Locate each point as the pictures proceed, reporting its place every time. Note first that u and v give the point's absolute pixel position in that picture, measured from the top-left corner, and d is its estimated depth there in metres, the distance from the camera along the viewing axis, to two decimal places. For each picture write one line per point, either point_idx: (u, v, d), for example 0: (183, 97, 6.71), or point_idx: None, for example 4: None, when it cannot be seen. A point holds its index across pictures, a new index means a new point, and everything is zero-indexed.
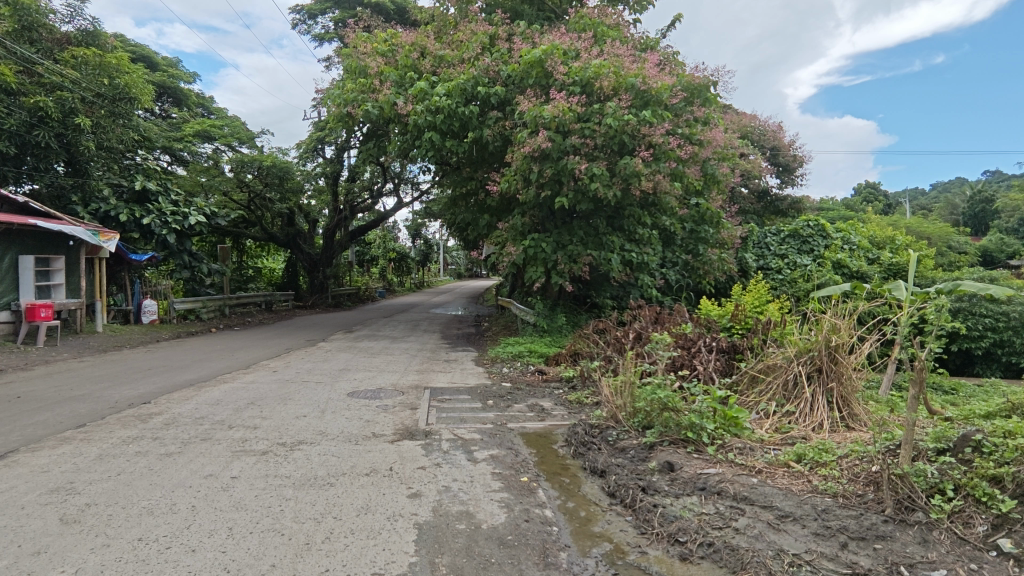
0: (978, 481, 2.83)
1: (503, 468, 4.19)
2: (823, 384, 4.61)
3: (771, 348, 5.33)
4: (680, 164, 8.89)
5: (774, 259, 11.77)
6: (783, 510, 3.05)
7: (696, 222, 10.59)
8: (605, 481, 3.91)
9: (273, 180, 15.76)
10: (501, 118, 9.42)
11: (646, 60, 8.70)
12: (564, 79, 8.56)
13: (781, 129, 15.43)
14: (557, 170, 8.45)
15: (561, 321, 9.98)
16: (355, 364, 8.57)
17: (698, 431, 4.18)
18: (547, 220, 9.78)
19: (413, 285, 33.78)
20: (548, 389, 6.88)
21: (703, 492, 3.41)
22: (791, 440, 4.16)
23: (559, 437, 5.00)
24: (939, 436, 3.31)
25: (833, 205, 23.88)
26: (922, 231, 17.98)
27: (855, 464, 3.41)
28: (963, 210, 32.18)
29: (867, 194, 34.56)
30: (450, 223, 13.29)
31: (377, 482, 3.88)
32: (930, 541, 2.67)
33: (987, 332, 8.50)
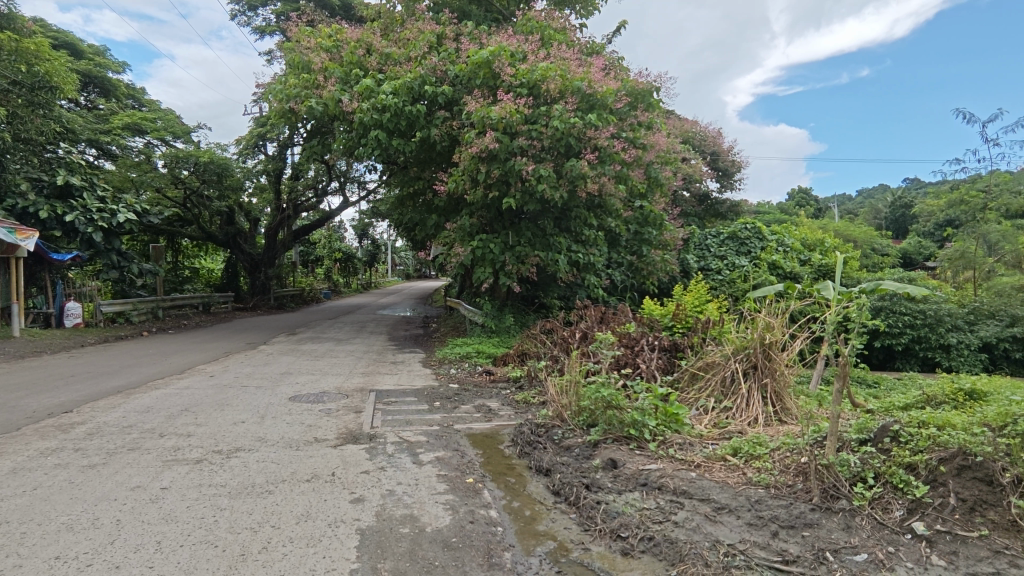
0: (896, 469, 3.02)
1: (449, 470, 4.16)
2: (759, 379, 4.81)
3: (710, 346, 5.52)
4: (624, 167, 9.10)
5: (714, 259, 12.19)
6: (720, 503, 3.16)
7: (640, 224, 10.82)
8: (549, 479, 3.94)
9: (211, 177, 15.09)
10: (449, 118, 9.38)
11: (592, 65, 8.85)
12: (511, 81, 8.58)
13: (720, 135, 16.02)
14: (505, 170, 8.48)
15: (509, 321, 10.02)
16: (297, 368, 8.33)
17: (640, 428, 4.28)
18: (494, 220, 9.80)
19: (360, 286, 33.12)
20: (495, 389, 6.89)
21: (644, 488, 3.49)
22: (728, 435, 4.32)
23: (505, 437, 5.02)
24: (861, 428, 3.51)
25: (769, 209, 24.99)
26: (850, 234, 19.03)
27: (786, 456, 3.58)
28: (886, 215, 34.28)
29: (800, 198, 36.34)
30: (398, 223, 13.11)
31: (319, 488, 3.77)
32: (853, 526, 2.82)
33: (906, 328, 9.07)
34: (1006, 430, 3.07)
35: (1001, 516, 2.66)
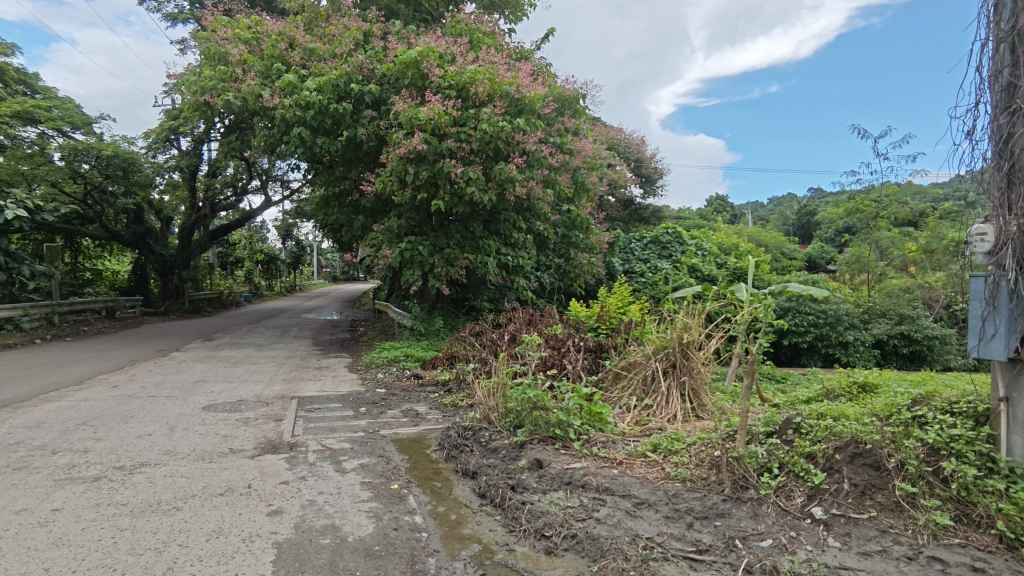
0: (797, 459, 3.23)
1: (373, 477, 4.06)
2: (677, 377, 5.03)
3: (632, 346, 5.70)
4: (552, 172, 9.25)
5: (638, 262, 12.63)
6: (640, 498, 3.26)
7: (567, 227, 11.04)
8: (476, 482, 3.94)
9: (116, 172, 14.01)
10: (377, 118, 9.21)
11: (520, 70, 8.93)
12: (440, 83, 8.54)
13: (644, 142, 16.61)
14: (433, 172, 8.41)
15: (438, 324, 9.94)
16: (213, 375, 7.88)
17: (565, 428, 4.37)
18: (423, 222, 9.68)
19: (284, 288, 31.82)
20: (424, 393, 6.81)
21: (568, 486, 3.55)
22: (649, 431, 4.48)
23: (432, 441, 4.96)
24: (769, 421, 3.72)
25: (689, 214, 26.25)
26: (762, 239, 20.25)
27: (701, 450, 3.75)
28: (793, 221, 36.75)
29: (718, 204, 38.27)
30: (323, 224, 12.70)
31: (233, 502, 3.58)
32: (760, 514, 2.98)
33: (811, 327, 9.75)
34: (892, 418, 3.36)
35: (887, 497, 2.91)
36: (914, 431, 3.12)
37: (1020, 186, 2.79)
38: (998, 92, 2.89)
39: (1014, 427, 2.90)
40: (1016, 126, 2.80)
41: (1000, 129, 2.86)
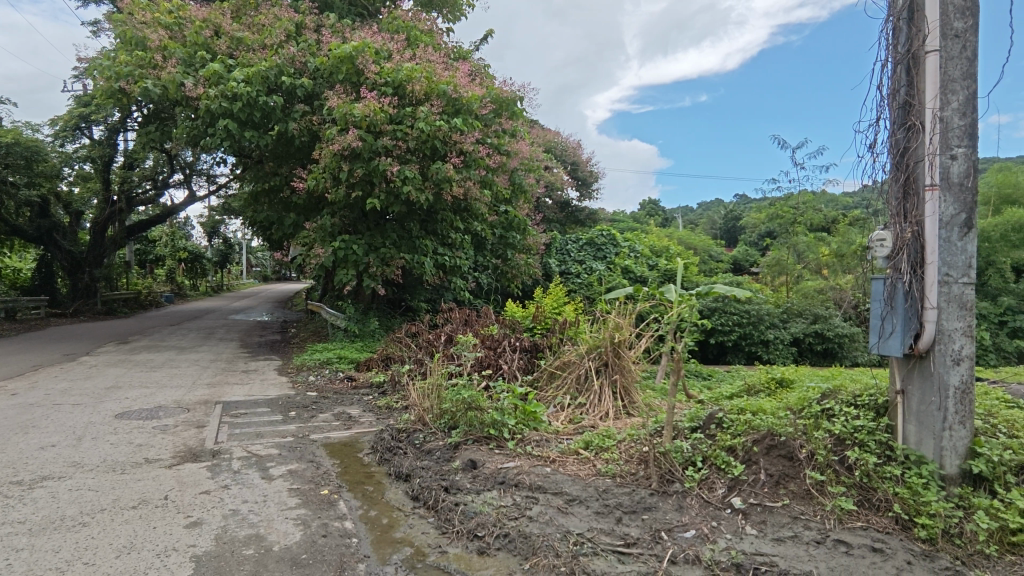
0: (719, 452, 3.38)
1: (302, 483, 3.94)
2: (609, 376, 5.17)
3: (566, 346, 5.81)
4: (489, 172, 9.24)
5: (574, 264, 12.87)
6: (571, 495, 3.33)
7: (504, 228, 11.09)
8: (409, 485, 3.89)
9: (16, 162, 12.77)
10: (309, 112, 8.95)
11: (458, 69, 8.89)
12: (376, 79, 8.40)
13: (580, 146, 16.93)
14: (368, 170, 8.26)
15: (373, 325, 9.76)
16: (128, 380, 7.39)
17: (499, 428, 4.40)
18: (358, 221, 9.47)
19: (210, 288, 30.24)
20: (357, 396, 6.67)
21: (502, 485, 3.57)
22: (582, 429, 4.57)
23: (364, 444, 4.86)
24: (693, 417, 3.89)
25: (623, 217, 27.03)
26: (691, 242, 21.11)
27: (630, 447, 3.86)
28: (720, 225, 38.47)
29: (651, 208, 39.51)
30: (252, 221, 12.17)
31: (147, 515, 3.37)
32: (684, 506, 3.11)
33: (735, 327, 10.23)
34: (804, 412, 3.59)
35: (799, 486, 3.10)
36: (823, 423, 3.35)
37: (914, 196, 3.06)
38: (896, 110, 3.17)
39: (909, 417, 3.16)
40: (911, 141, 3.08)
41: (899, 143, 3.14)
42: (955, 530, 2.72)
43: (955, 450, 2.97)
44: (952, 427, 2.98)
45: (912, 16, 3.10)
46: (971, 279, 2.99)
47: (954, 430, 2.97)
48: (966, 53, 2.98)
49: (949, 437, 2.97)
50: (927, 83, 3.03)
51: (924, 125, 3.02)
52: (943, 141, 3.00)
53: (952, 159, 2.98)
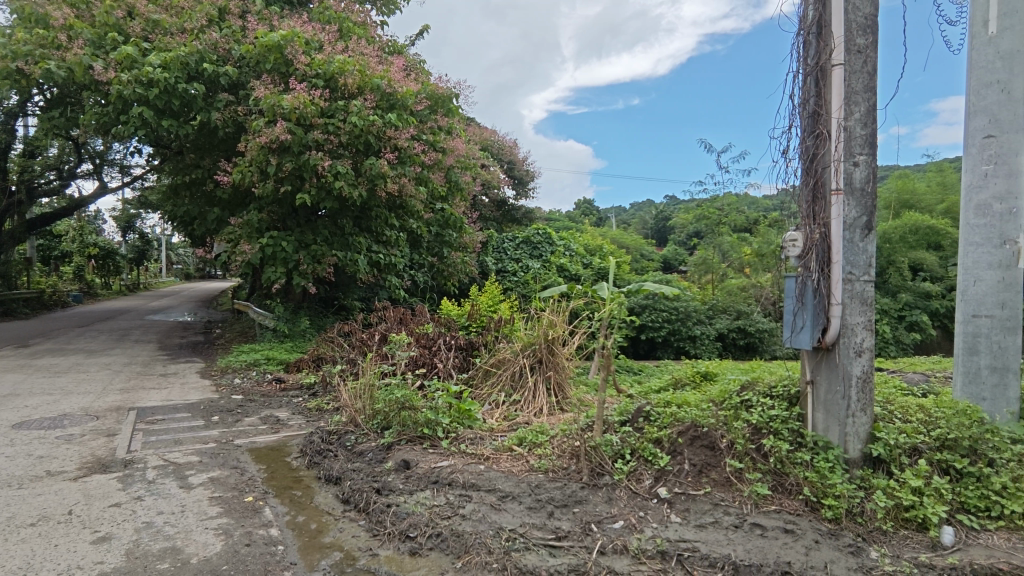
0: (646, 444, 3.50)
1: (224, 491, 3.76)
2: (543, 373, 5.25)
3: (502, 343, 5.84)
4: (424, 170, 9.12)
5: (511, 262, 12.92)
6: (504, 491, 3.36)
7: (440, 226, 10.99)
8: (339, 488, 3.79)
9: None
10: (234, 102, 8.57)
11: (392, 64, 8.71)
12: (305, 70, 8.12)
13: (516, 146, 17.02)
14: (298, 165, 8.01)
15: (304, 325, 9.45)
16: (29, 387, 6.80)
17: (433, 427, 4.38)
18: (287, 217, 9.14)
19: (123, 287, 28.23)
20: (286, 398, 6.45)
21: (435, 485, 3.55)
22: (516, 426, 4.63)
23: (293, 448, 4.70)
24: (622, 411, 4.01)
25: (559, 216, 27.40)
26: (624, 241, 21.70)
27: (563, 442, 3.92)
28: (651, 225, 39.71)
29: (585, 207, 40.26)
30: (171, 216, 11.47)
31: (48, 532, 3.12)
32: (614, 498, 3.20)
33: (665, 323, 10.65)
34: (725, 403, 3.77)
35: (720, 474, 3.26)
36: (741, 414, 3.53)
37: (821, 200, 3.27)
38: (806, 118, 3.35)
39: (817, 406, 3.37)
40: (819, 148, 3.26)
41: (808, 149, 3.31)
42: (857, 509, 2.93)
43: (857, 435, 3.24)
44: (854, 414, 3.25)
45: (820, 31, 3.28)
46: (870, 277, 3.28)
47: (856, 417, 3.24)
48: (866, 69, 3.26)
49: (852, 423, 3.24)
50: (832, 94, 3.24)
51: (831, 134, 3.23)
52: (847, 149, 3.23)
53: (855, 166, 3.25)
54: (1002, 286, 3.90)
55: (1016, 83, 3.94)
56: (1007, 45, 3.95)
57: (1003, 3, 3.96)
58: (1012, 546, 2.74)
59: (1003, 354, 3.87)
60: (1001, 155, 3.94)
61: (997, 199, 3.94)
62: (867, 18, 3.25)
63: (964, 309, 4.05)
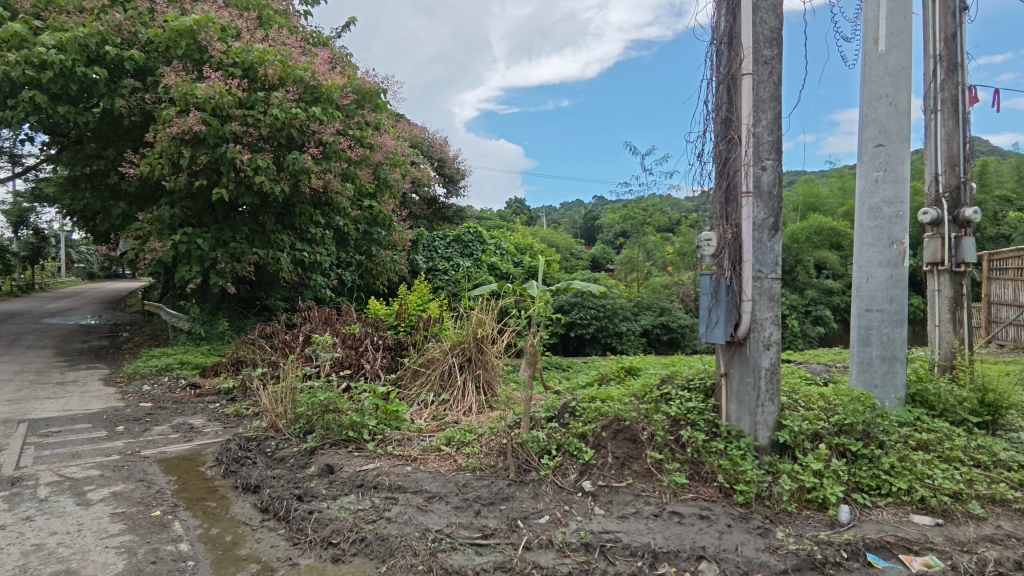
0: (571, 439, 3.57)
1: (129, 506, 3.50)
2: (472, 371, 5.25)
3: (431, 343, 5.78)
4: (351, 166, 8.84)
5: (441, 260, 12.77)
6: (431, 492, 3.33)
7: (368, 223, 10.73)
8: (257, 496, 3.62)
9: None
10: (141, 89, 8.00)
11: (316, 56, 8.42)
12: (222, 58, 7.70)
13: (446, 143, 16.88)
14: (214, 157, 7.58)
15: (222, 326, 8.97)
16: None
17: (359, 430, 4.28)
18: (203, 213, 8.64)
19: (15, 287, 25.72)
20: (201, 404, 6.10)
21: (360, 489, 3.46)
22: (445, 425, 4.60)
23: (207, 457, 4.44)
24: (549, 407, 4.06)
25: (490, 215, 27.44)
26: (554, 240, 22.03)
27: (491, 439, 3.93)
28: (580, 225, 40.49)
29: (517, 207, 40.52)
30: (69, 209, 10.56)
31: None
32: (540, 493, 3.25)
33: (592, 320, 10.92)
34: (646, 397, 3.90)
35: (641, 465, 3.37)
36: (661, 407, 3.66)
37: (733, 202, 3.44)
38: (719, 123, 3.52)
39: (730, 397, 3.54)
40: (731, 152, 3.43)
41: (721, 153, 3.48)
42: (766, 493, 3.12)
43: (766, 423, 3.44)
44: (763, 404, 3.45)
45: (731, 41, 3.45)
46: (777, 275, 3.49)
47: (765, 406, 3.44)
48: (772, 79, 3.46)
49: (761, 412, 3.44)
50: (742, 102, 3.43)
51: (741, 139, 3.41)
52: (756, 154, 3.42)
53: (762, 170, 3.44)
54: (891, 283, 4.25)
55: (901, 98, 4.32)
56: (894, 62, 4.32)
57: (890, 23, 4.33)
58: (899, 520, 3.00)
59: (892, 345, 4.23)
60: (890, 162, 4.30)
61: (886, 203, 4.30)
62: (773, 31, 3.45)
63: (858, 304, 4.37)
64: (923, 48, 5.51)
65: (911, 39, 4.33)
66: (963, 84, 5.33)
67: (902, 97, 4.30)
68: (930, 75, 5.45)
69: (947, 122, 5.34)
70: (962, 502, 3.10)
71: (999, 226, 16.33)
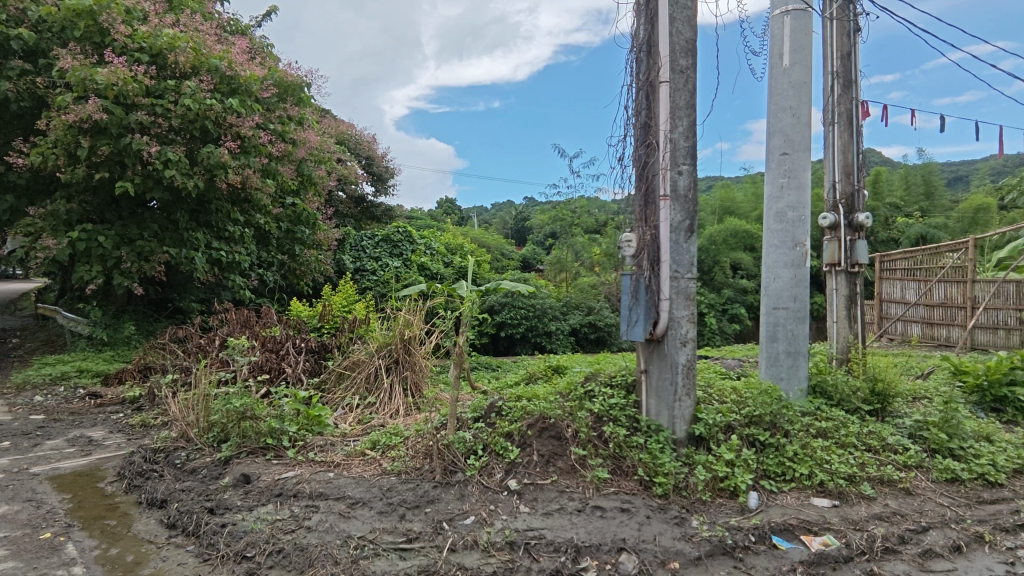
0: (498, 439, 3.58)
1: (12, 530, 3.18)
2: (399, 373, 5.18)
3: (356, 345, 5.64)
4: (272, 161, 8.45)
5: (369, 260, 12.48)
6: (354, 498, 3.25)
7: (291, 222, 10.31)
8: (164, 511, 3.39)
9: None
10: (31, 72, 7.33)
11: (233, 45, 8.00)
12: (126, 42, 7.15)
13: (374, 141, 16.52)
14: (117, 148, 7.04)
15: (128, 331, 8.35)
16: None
17: (278, 436, 4.10)
18: (105, 208, 8.00)
19: None
20: (103, 415, 5.65)
21: (278, 498, 3.32)
22: (371, 428, 4.50)
23: (108, 472, 4.11)
24: (476, 407, 4.06)
25: (421, 215, 27.16)
26: (485, 240, 22.08)
27: (417, 442, 3.87)
28: (511, 225, 40.79)
29: (448, 207, 40.27)
30: None
31: None
32: (465, 494, 3.24)
33: (522, 320, 11.03)
34: (570, 394, 3.97)
35: (565, 462, 3.43)
36: (584, 404, 3.73)
37: (652, 204, 3.57)
38: (639, 129, 3.66)
39: (650, 393, 3.68)
40: (649, 156, 3.57)
41: (640, 157, 3.62)
42: (683, 484, 3.25)
43: (682, 417, 3.58)
44: (680, 399, 3.59)
45: (650, 49, 3.59)
46: (693, 275, 3.64)
47: (681, 400, 3.59)
48: (687, 87, 3.62)
49: (678, 407, 3.58)
50: (660, 108, 3.57)
51: (659, 145, 3.55)
52: (673, 159, 3.56)
53: (679, 174, 3.58)
54: (795, 282, 4.55)
55: (803, 110, 4.63)
56: (797, 76, 4.63)
57: (794, 40, 4.63)
58: (800, 503, 3.22)
59: (796, 340, 4.53)
60: (794, 170, 4.61)
61: (790, 208, 4.59)
62: (688, 42, 3.61)
63: (766, 302, 4.65)
64: (823, 65, 5.93)
65: (812, 55, 4.65)
66: (857, 99, 5.78)
67: (803, 109, 4.61)
68: (828, 90, 5.88)
69: (843, 133, 5.78)
70: (855, 484, 3.38)
71: (889, 231, 17.92)
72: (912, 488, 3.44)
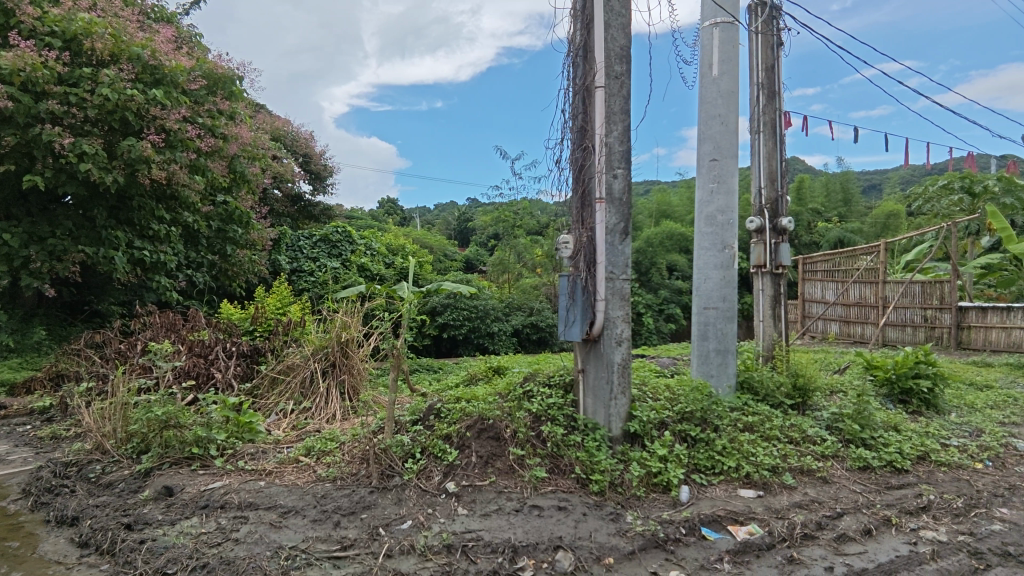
0: (436, 441, 3.54)
1: None
2: (336, 376, 5.06)
3: (290, 348, 5.46)
4: (200, 156, 8.06)
5: (306, 261, 12.11)
6: (287, 507, 3.14)
7: (222, 220, 9.86)
8: (76, 529, 3.16)
9: None
10: None
11: (158, 33, 7.58)
12: (35, 25, 6.64)
13: (312, 138, 16.06)
14: (25, 139, 6.52)
15: (38, 336, 7.75)
16: None
17: (205, 445, 3.90)
18: (11, 203, 7.39)
19: None
20: (7, 427, 5.22)
21: (204, 510, 3.16)
22: (305, 434, 4.37)
23: (12, 488, 3.80)
24: (415, 410, 4.02)
25: (361, 215, 26.65)
26: (427, 241, 21.88)
27: (353, 447, 3.79)
28: (454, 226, 40.61)
29: (390, 207, 39.68)
30: None
31: None
32: (403, 498, 3.19)
33: (464, 321, 10.98)
34: (509, 394, 3.99)
35: (504, 463, 3.44)
36: (523, 404, 3.76)
37: (588, 206, 3.65)
38: (576, 132, 3.76)
39: (587, 391, 3.75)
40: (585, 160, 3.67)
41: (577, 160, 3.72)
42: (619, 480, 3.32)
43: (618, 415, 3.66)
44: (615, 398, 3.66)
45: (586, 54, 3.68)
46: (628, 276, 3.72)
47: (616, 399, 3.66)
48: (622, 92, 3.69)
49: (613, 405, 3.65)
50: (595, 112, 3.65)
51: (594, 148, 3.64)
52: (608, 162, 3.64)
53: (614, 178, 3.65)
54: (723, 283, 4.74)
55: (731, 118, 4.84)
56: (726, 85, 4.83)
57: (722, 51, 4.84)
58: (728, 494, 3.36)
59: (724, 339, 4.73)
60: (723, 175, 4.80)
61: (720, 211, 4.78)
62: (623, 48, 3.68)
63: (697, 302, 4.83)
64: (750, 76, 6.21)
65: (739, 66, 4.87)
66: (779, 110, 6.11)
67: (731, 118, 4.82)
68: (754, 100, 6.16)
69: (768, 142, 6.08)
70: (778, 474, 3.56)
71: (812, 234, 19.00)
72: (828, 476, 3.66)
